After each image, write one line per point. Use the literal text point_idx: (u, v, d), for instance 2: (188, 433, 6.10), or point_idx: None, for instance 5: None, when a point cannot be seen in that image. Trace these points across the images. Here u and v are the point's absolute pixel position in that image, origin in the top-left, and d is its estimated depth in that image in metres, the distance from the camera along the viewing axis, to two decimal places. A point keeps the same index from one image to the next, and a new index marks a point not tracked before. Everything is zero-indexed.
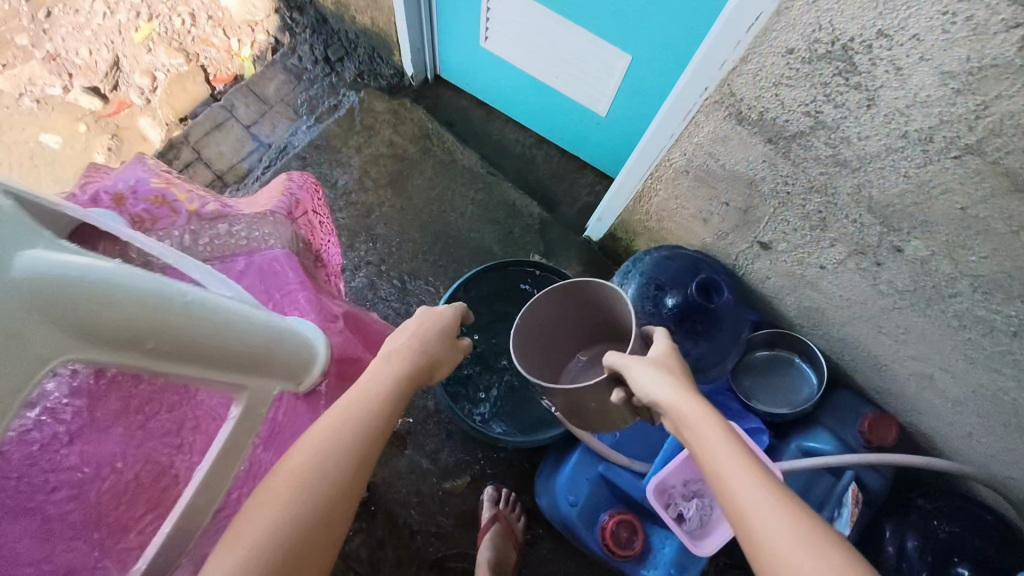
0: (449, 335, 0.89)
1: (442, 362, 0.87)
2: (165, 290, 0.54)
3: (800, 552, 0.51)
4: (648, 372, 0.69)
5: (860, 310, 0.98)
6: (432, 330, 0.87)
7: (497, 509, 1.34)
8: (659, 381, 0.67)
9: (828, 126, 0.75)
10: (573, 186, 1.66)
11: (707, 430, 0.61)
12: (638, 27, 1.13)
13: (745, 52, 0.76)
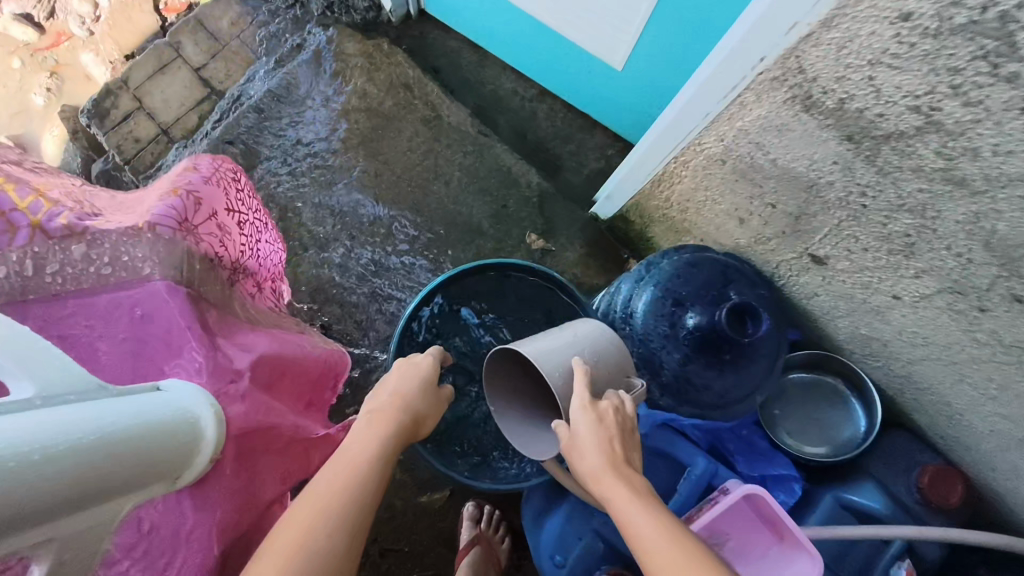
0: (429, 386, 0.78)
1: (424, 415, 0.76)
2: None
3: None
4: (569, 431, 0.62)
5: (938, 352, 0.76)
6: (411, 382, 0.76)
7: (479, 528, 1.18)
8: (576, 437, 0.61)
9: (947, 130, 0.50)
10: (581, 149, 1.40)
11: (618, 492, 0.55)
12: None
13: (829, 15, 0.51)
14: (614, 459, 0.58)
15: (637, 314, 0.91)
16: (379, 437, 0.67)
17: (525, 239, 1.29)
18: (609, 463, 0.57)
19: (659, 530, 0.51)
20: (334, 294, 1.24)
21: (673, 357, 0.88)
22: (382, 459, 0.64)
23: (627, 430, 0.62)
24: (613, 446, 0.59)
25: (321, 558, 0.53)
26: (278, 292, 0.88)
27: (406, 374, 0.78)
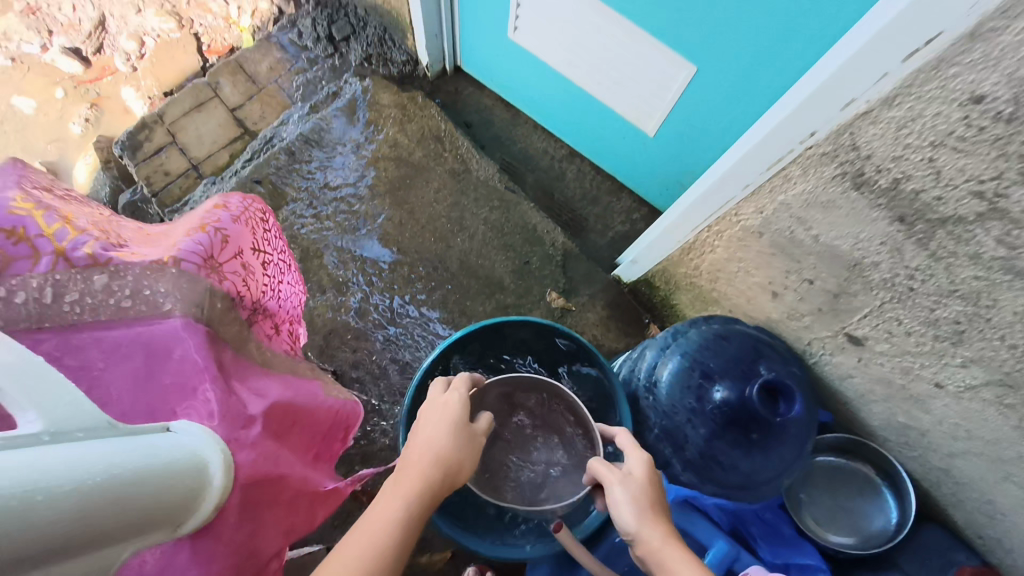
0: (460, 428, 0.67)
1: (458, 466, 0.64)
2: None
3: None
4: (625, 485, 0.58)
5: (983, 447, 0.72)
6: (438, 429, 0.66)
7: None
8: (636, 493, 0.58)
9: (1011, 218, 0.48)
10: (606, 210, 1.40)
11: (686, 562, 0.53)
12: (707, 47, 0.85)
13: (894, 91, 0.50)
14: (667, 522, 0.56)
15: (662, 384, 0.88)
16: (407, 499, 0.59)
17: (545, 296, 1.27)
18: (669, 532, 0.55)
19: None
20: (348, 339, 1.22)
21: (698, 432, 0.84)
22: (402, 529, 0.57)
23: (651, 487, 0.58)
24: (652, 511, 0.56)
25: None
26: (296, 335, 0.86)
27: (431, 419, 0.67)
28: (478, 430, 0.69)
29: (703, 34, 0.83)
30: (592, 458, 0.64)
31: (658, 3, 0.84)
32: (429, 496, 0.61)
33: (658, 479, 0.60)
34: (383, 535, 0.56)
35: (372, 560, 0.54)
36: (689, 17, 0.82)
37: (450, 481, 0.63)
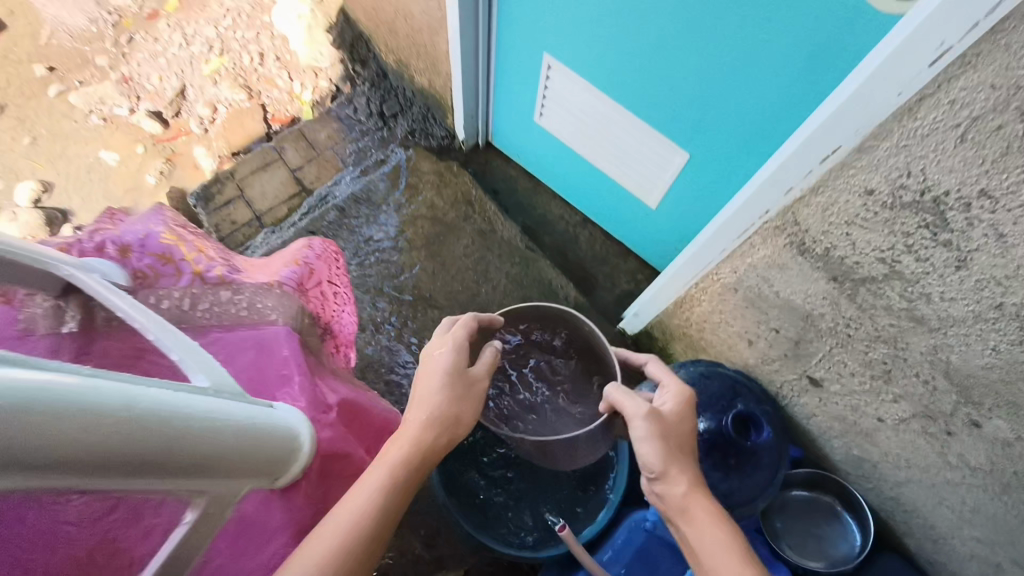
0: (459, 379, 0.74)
1: (456, 419, 0.73)
2: (120, 405, 0.42)
3: None
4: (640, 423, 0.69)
5: (920, 475, 0.85)
6: (434, 382, 0.74)
7: None
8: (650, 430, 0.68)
9: (905, 278, 0.65)
10: (613, 271, 1.58)
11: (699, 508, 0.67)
12: (692, 138, 1.04)
13: (815, 183, 0.68)
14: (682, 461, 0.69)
15: None
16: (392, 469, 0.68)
17: None
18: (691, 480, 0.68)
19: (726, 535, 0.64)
20: (381, 372, 1.39)
21: None
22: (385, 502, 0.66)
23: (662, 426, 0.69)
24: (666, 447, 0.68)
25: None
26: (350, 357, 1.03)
27: (426, 374, 0.75)
28: (476, 375, 0.76)
29: (689, 127, 1.02)
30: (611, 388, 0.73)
31: (657, 105, 1.05)
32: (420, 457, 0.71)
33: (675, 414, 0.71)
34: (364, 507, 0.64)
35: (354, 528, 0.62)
36: (680, 115, 1.02)
37: (446, 437, 0.73)
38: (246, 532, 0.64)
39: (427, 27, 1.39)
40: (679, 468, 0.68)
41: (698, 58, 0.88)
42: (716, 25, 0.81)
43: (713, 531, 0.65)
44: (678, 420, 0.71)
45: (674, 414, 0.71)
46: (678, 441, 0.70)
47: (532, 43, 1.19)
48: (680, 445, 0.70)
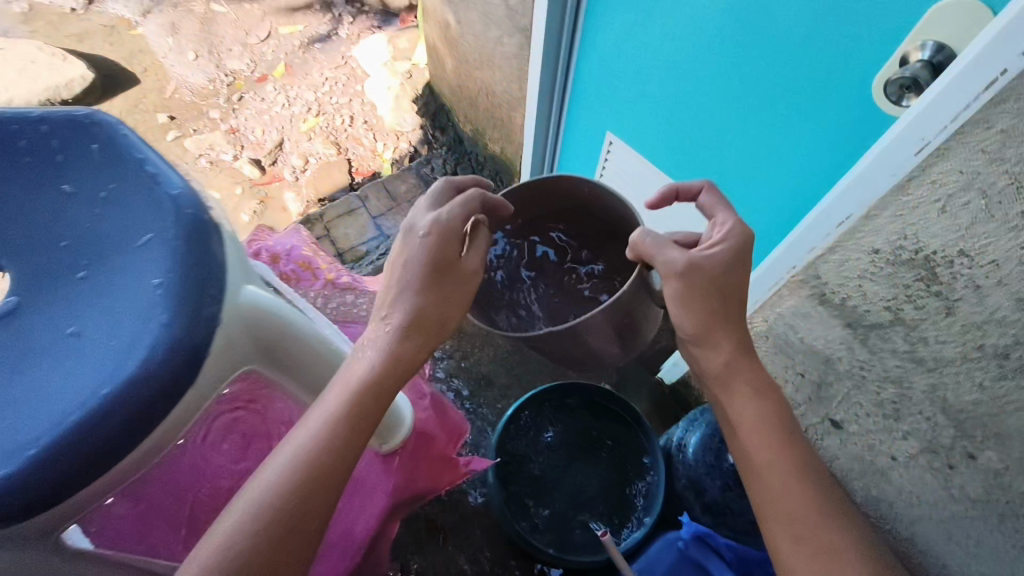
0: (442, 268, 0.74)
1: (439, 315, 0.75)
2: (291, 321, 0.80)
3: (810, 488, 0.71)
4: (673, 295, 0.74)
5: (930, 512, 0.93)
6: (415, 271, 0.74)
7: None
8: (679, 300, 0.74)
9: (906, 323, 0.80)
10: None
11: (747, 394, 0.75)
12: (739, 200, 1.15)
13: (834, 242, 0.85)
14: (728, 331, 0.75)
15: (689, 445, 1.16)
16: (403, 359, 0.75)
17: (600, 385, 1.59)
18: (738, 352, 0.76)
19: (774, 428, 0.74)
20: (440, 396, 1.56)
21: (715, 483, 1.10)
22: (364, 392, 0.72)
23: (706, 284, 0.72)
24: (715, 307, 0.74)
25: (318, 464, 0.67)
26: None
27: (407, 259, 0.74)
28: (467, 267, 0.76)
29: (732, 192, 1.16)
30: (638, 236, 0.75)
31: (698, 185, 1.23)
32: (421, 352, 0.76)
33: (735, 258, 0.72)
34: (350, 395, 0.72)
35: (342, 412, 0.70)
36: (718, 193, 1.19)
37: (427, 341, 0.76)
38: (356, 488, 0.87)
39: (506, 104, 1.63)
40: (724, 342, 0.75)
41: (746, 119, 1.01)
42: (755, 120, 1.00)
43: (757, 406, 0.75)
44: (727, 273, 0.72)
45: (720, 264, 0.72)
46: (724, 300, 0.74)
47: (597, 126, 1.41)
48: (726, 299, 0.74)
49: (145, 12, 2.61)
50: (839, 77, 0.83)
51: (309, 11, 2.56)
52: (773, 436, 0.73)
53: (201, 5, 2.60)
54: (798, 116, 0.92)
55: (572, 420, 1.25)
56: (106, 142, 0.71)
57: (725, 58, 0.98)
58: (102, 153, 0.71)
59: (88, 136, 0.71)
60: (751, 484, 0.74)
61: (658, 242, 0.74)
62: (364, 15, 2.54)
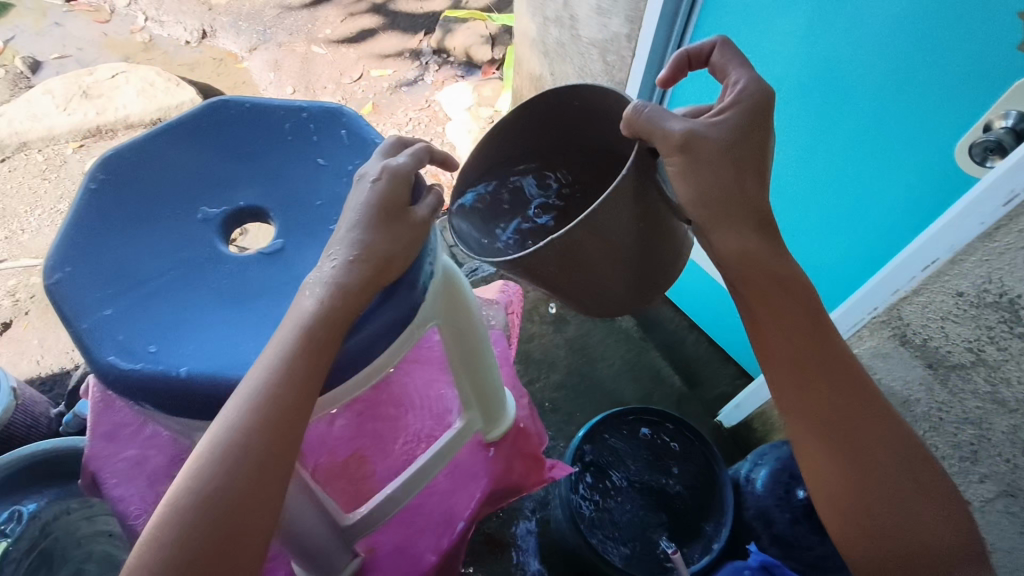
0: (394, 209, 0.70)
1: (395, 258, 0.70)
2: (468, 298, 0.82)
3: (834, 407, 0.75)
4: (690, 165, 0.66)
5: (1007, 560, 0.95)
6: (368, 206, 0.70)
7: None
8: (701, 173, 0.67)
9: (989, 364, 0.85)
10: (715, 373, 1.77)
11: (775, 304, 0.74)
12: (812, 255, 1.29)
13: (918, 285, 0.92)
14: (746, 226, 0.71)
15: (758, 479, 1.20)
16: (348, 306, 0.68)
17: None
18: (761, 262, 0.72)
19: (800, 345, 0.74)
20: None
21: (784, 516, 1.14)
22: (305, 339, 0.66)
23: (712, 157, 0.66)
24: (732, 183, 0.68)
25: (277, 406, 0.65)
26: None
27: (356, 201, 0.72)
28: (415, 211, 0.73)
29: (813, 241, 1.27)
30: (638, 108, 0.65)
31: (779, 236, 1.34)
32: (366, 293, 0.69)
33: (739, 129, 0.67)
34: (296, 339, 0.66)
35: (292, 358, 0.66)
36: (798, 242, 1.30)
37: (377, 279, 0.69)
38: (456, 474, 0.96)
39: None
40: (740, 229, 0.70)
41: (830, 179, 1.17)
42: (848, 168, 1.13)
43: (783, 304, 0.73)
44: (738, 139, 0.67)
45: (726, 133, 0.67)
46: (739, 171, 0.68)
47: None
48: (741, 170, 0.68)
49: (252, 49, 2.86)
50: (921, 141, 1.00)
51: (399, 56, 2.78)
52: (795, 332, 0.74)
53: (303, 45, 2.85)
54: (884, 174, 1.07)
55: (643, 441, 1.30)
56: (354, 129, 0.89)
57: (813, 125, 1.15)
58: (350, 136, 0.88)
59: (341, 123, 0.89)
60: (773, 373, 0.76)
61: (658, 115, 0.64)
62: (448, 64, 2.74)
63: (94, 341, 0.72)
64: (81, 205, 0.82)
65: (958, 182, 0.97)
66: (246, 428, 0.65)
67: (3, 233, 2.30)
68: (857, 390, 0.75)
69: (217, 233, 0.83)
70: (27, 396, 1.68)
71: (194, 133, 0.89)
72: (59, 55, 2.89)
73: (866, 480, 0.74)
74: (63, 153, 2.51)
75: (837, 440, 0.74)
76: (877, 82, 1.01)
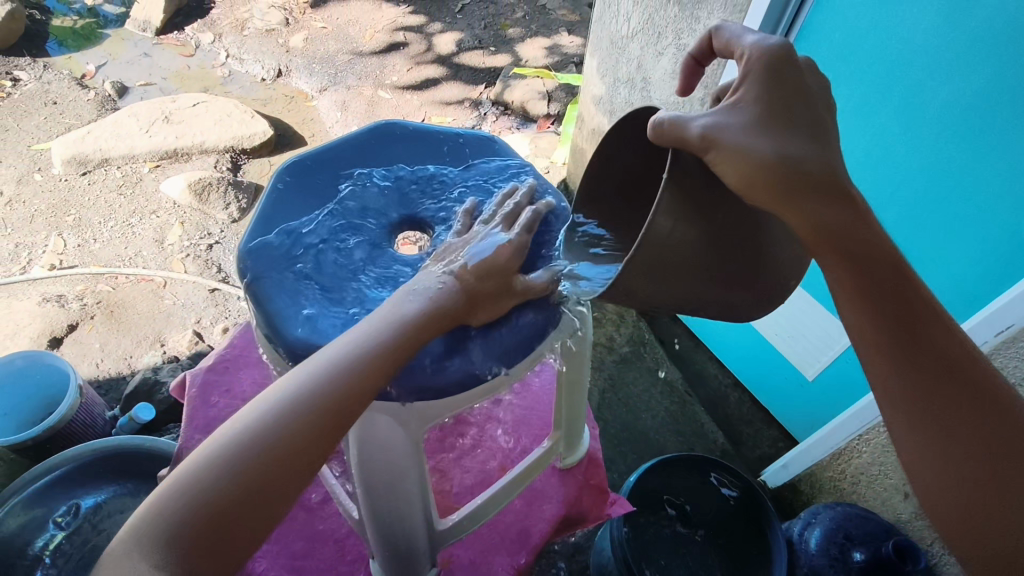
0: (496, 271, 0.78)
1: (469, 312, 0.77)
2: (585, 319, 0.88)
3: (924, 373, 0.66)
4: (734, 144, 0.64)
5: None
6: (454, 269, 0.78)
7: None
8: (750, 148, 0.64)
9: None
10: (757, 433, 1.77)
11: (850, 272, 0.66)
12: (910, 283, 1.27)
13: (989, 350, 0.99)
14: (823, 200, 0.65)
15: (811, 540, 1.21)
16: (390, 338, 0.71)
17: None
18: (835, 233, 0.66)
19: (872, 308, 0.67)
20: None
21: None
22: (346, 354, 0.69)
23: (750, 137, 0.65)
24: (784, 153, 0.65)
25: (301, 410, 0.65)
26: None
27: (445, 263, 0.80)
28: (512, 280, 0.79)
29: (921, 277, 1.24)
30: (654, 121, 0.67)
31: None
32: (409, 334, 0.71)
33: (767, 102, 0.67)
34: (340, 352, 0.69)
35: (329, 369, 0.67)
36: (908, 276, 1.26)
37: (430, 324, 0.73)
38: (532, 494, 1.04)
39: None
40: (820, 200, 0.65)
41: (923, 221, 1.19)
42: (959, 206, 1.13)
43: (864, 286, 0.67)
44: (765, 110, 0.67)
45: (745, 118, 0.66)
46: (783, 139, 0.66)
47: None
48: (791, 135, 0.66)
49: (323, 89, 3.04)
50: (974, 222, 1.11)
51: (460, 105, 2.93)
52: (880, 305, 0.66)
53: (370, 89, 3.01)
54: (937, 247, 1.19)
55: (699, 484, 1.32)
56: (506, 158, 1.03)
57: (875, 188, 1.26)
58: (504, 162, 1.03)
59: (494, 151, 1.04)
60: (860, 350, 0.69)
61: (677, 122, 0.65)
62: (506, 116, 2.86)
63: (285, 318, 0.80)
64: (269, 200, 0.93)
65: (1008, 265, 1.08)
66: (265, 426, 0.64)
67: (77, 241, 2.42)
68: (959, 374, 0.66)
69: (379, 236, 0.93)
70: (89, 394, 1.75)
71: (362, 151, 1.02)
72: (145, 82, 3.11)
73: (970, 490, 0.64)
74: (139, 171, 2.67)
75: (931, 440, 0.66)
76: (943, 162, 1.12)
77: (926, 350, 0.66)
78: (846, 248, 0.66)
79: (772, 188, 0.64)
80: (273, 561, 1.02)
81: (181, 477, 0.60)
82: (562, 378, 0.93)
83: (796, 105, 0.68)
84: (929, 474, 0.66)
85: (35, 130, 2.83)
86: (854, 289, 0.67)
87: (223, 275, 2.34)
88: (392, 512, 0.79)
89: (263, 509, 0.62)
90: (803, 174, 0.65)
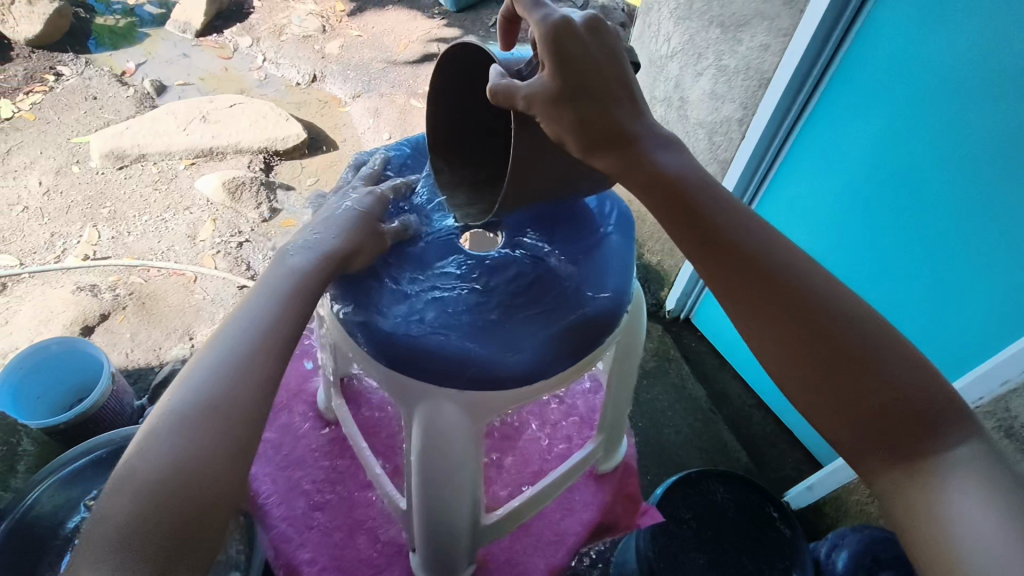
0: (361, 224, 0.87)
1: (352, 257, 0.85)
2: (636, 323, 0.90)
3: (769, 308, 0.71)
4: (547, 110, 0.72)
5: None
6: (329, 227, 0.86)
7: None
8: (560, 114, 0.72)
9: None
10: (781, 454, 1.76)
11: (681, 204, 0.75)
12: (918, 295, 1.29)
13: None
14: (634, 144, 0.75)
15: (837, 561, 1.21)
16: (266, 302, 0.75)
17: None
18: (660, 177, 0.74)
19: (706, 243, 0.74)
20: None
21: None
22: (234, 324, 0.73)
23: (563, 98, 0.72)
24: (588, 111, 0.73)
25: (203, 389, 0.67)
26: None
27: (326, 221, 0.87)
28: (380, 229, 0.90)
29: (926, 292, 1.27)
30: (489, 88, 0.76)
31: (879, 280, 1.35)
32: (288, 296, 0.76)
33: (572, 57, 0.71)
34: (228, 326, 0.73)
35: (225, 343, 0.71)
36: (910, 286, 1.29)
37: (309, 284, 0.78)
38: (568, 498, 1.05)
39: None
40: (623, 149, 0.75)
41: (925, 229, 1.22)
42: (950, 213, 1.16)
43: (691, 234, 0.74)
44: (575, 67, 0.71)
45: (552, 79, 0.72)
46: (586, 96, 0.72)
47: None
48: (597, 95, 0.73)
49: (356, 95, 3.10)
50: (953, 252, 1.18)
51: None
52: (704, 244, 0.74)
53: (403, 97, 3.06)
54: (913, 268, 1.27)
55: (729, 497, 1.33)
56: None
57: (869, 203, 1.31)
58: None
59: None
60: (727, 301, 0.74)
61: (506, 90, 0.73)
62: None
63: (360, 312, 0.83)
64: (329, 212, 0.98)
65: (970, 296, 1.18)
66: (178, 408, 0.65)
67: (111, 233, 2.47)
68: (791, 295, 0.70)
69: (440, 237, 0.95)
70: (120, 382, 1.78)
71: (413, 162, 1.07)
72: (183, 82, 3.19)
73: (854, 402, 0.68)
74: (175, 167, 2.72)
75: (797, 368, 0.70)
76: (934, 195, 1.17)
77: (758, 278, 0.71)
78: (668, 194, 0.74)
79: (581, 139, 0.74)
80: (315, 552, 1.05)
81: (120, 488, 0.60)
82: (610, 382, 0.94)
83: (596, 56, 0.72)
84: (810, 394, 0.70)
85: (74, 123, 2.90)
86: (691, 229, 0.74)
87: (252, 273, 2.36)
88: (444, 506, 0.81)
89: (198, 489, 0.61)
90: (607, 128, 0.74)
